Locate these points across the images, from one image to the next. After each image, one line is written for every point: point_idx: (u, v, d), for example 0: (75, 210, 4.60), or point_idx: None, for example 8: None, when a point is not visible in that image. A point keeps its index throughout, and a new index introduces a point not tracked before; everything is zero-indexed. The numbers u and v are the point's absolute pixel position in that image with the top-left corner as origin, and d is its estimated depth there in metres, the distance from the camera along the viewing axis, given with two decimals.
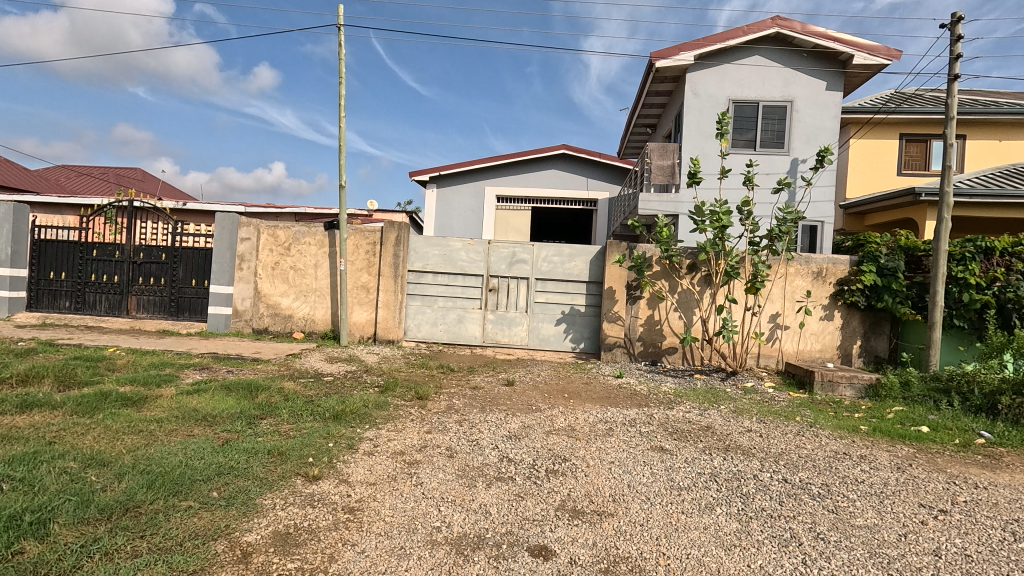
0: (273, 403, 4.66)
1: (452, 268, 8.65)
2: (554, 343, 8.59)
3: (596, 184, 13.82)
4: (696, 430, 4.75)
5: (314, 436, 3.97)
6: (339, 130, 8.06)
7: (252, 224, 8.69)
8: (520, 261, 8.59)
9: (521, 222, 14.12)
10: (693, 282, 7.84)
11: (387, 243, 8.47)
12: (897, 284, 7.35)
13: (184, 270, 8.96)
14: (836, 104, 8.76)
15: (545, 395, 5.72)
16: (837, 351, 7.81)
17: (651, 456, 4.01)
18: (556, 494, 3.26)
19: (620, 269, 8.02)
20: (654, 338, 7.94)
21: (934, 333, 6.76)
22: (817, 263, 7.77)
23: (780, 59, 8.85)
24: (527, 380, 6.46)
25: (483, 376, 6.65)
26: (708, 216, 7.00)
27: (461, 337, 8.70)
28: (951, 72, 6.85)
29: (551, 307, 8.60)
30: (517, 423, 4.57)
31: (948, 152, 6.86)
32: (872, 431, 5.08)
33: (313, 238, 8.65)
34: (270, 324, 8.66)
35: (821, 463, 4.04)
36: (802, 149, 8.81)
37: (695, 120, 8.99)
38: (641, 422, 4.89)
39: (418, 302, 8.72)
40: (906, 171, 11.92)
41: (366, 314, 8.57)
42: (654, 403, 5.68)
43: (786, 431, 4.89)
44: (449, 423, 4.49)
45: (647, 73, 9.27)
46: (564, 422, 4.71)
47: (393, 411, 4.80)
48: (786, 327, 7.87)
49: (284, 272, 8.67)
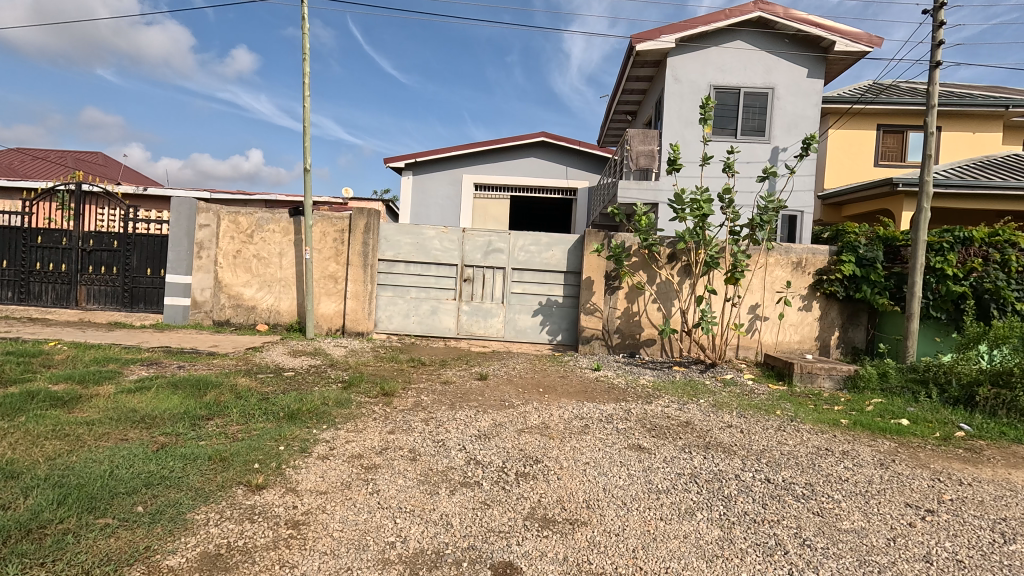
0: (222, 402, 4.28)
1: (425, 257, 8.31)
2: (530, 335, 8.34)
3: (575, 173, 13.56)
4: (675, 426, 4.56)
5: (263, 439, 3.63)
6: (303, 111, 7.60)
7: (212, 209, 8.19)
8: (496, 250, 8.29)
9: (499, 210, 13.80)
10: (672, 272, 7.66)
11: (356, 231, 8.07)
12: (875, 275, 7.28)
13: (138, 259, 8.42)
14: (817, 92, 8.62)
15: (520, 389, 5.47)
16: (816, 342, 7.73)
17: (629, 455, 3.78)
18: (525, 501, 3.00)
19: (599, 259, 7.79)
20: (633, 329, 7.75)
21: (912, 324, 6.72)
22: (797, 253, 7.67)
23: (762, 45, 8.66)
24: (501, 374, 6.19)
25: (455, 369, 6.36)
26: (689, 204, 6.75)
27: (435, 329, 8.39)
28: (933, 59, 6.73)
29: (527, 298, 8.33)
30: (487, 421, 4.30)
31: (929, 140, 6.77)
32: (853, 425, 4.96)
33: (278, 224, 8.20)
34: (232, 315, 8.22)
35: (804, 460, 3.87)
36: (783, 137, 8.68)
37: (676, 106, 8.76)
38: (618, 418, 4.67)
39: (389, 293, 8.37)
40: (884, 162, 11.93)
41: (334, 305, 8.16)
42: (632, 397, 5.47)
43: (767, 426, 4.73)
44: (414, 422, 4.19)
45: (628, 57, 8.99)
46: (537, 419, 4.45)
47: (355, 409, 4.48)
48: (765, 318, 7.76)
49: (246, 261, 8.22)
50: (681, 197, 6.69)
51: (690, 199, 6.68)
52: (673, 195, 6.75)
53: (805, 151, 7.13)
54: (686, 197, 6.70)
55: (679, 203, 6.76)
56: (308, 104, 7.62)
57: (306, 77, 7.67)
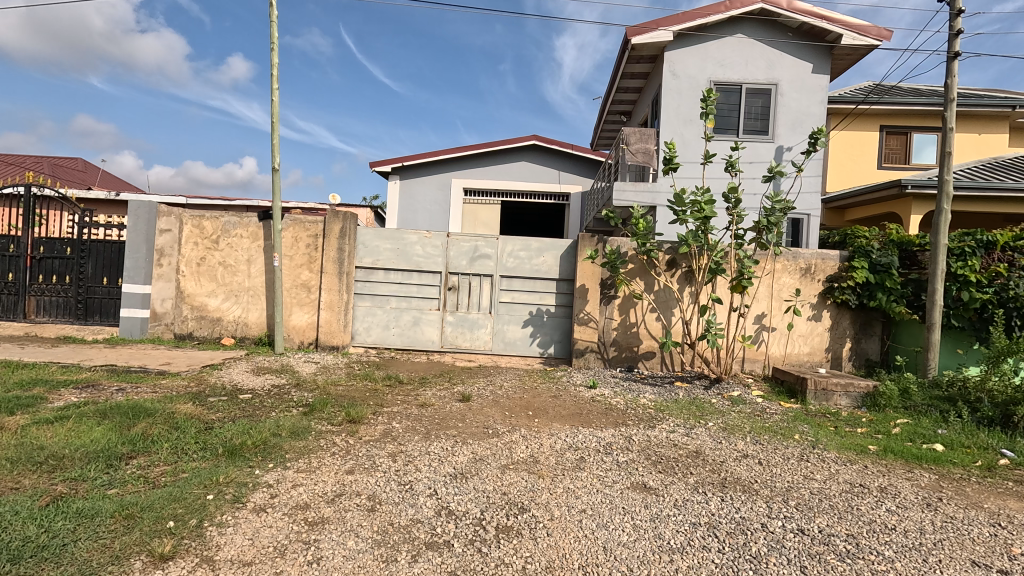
0: (152, 435, 3.62)
1: (406, 264, 7.70)
2: (520, 348, 7.73)
3: (568, 177, 13.03)
4: (684, 457, 3.96)
5: (190, 484, 2.99)
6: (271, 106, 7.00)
7: (174, 213, 7.55)
8: (483, 256, 7.70)
9: (490, 215, 13.23)
10: (672, 279, 7.10)
11: (331, 236, 7.45)
12: (891, 281, 6.75)
13: (93, 267, 7.74)
14: (823, 88, 8.14)
15: (506, 413, 4.84)
16: (826, 354, 7.20)
17: (633, 499, 3.16)
18: (505, 571, 2.37)
19: (594, 266, 7.21)
20: (630, 341, 7.16)
21: (933, 334, 6.24)
22: (805, 259, 7.15)
23: (764, 39, 8.17)
24: (486, 394, 5.54)
25: (435, 389, 5.71)
26: (690, 205, 6.16)
27: (417, 341, 7.76)
28: (951, 49, 6.25)
29: (516, 307, 7.73)
30: (465, 455, 3.68)
31: (947, 137, 6.26)
32: (883, 452, 4.39)
33: (246, 229, 7.56)
34: (195, 328, 7.55)
35: (839, 502, 3.27)
36: (787, 136, 8.19)
37: (674, 103, 8.27)
38: (619, 448, 4.06)
39: (368, 303, 7.74)
40: (887, 165, 11.49)
41: (307, 316, 7.52)
42: (632, 420, 4.86)
43: (788, 455, 4.14)
44: (380, 458, 3.56)
45: (623, 52, 8.49)
46: (525, 452, 3.84)
47: (312, 442, 3.82)
48: (773, 329, 7.21)
49: (211, 268, 7.57)
50: (680, 197, 6.10)
51: (690, 200, 6.09)
52: (673, 195, 6.16)
53: (812, 147, 6.58)
54: (685, 198, 6.11)
55: (678, 204, 6.17)
56: (277, 98, 7.01)
57: (274, 69, 7.04)
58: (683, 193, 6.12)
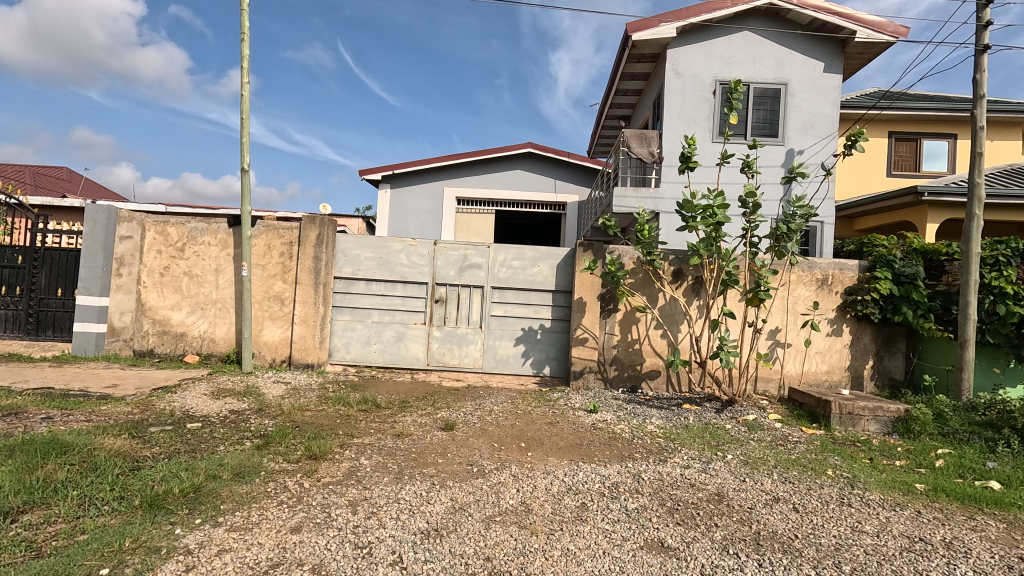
0: (59, 481, 2.95)
1: (389, 274, 7.09)
2: (513, 366, 7.09)
3: (564, 186, 12.51)
4: (705, 502, 3.32)
5: (82, 553, 2.33)
6: (240, 102, 6.42)
7: (136, 218, 6.94)
8: (472, 266, 7.10)
9: (483, 225, 12.67)
10: (679, 291, 6.51)
11: (307, 243, 6.83)
12: (918, 294, 6.18)
13: (47, 277, 7.07)
14: (835, 88, 7.67)
15: (495, 445, 4.19)
16: (846, 373, 6.62)
17: (648, 566, 2.52)
18: None
19: (593, 277, 6.62)
20: (633, 359, 6.55)
21: (966, 351, 5.67)
22: (822, 269, 6.59)
23: (773, 36, 7.69)
24: (473, 420, 4.89)
25: (416, 415, 5.04)
26: (700, 210, 5.55)
27: (401, 359, 7.12)
28: (980, 42, 5.76)
29: (510, 322, 7.11)
30: (442, 504, 3.03)
31: (977, 137, 5.73)
32: (933, 491, 3.77)
33: (214, 236, 6.94)
34: (157, 344, 6.90)
35: (903, 567, 2.64)
36: (797, 138, 7.69)
37: (677, 104, 7.76)
38: (627, 491, 3.42)
39: (347, 317, 7.12)
40: (897, 172, 11.01)
41: (280, 332, 6.87)
42: (640, 453, 4.23)
43: (825, 498, 3.52)
44: (337, 508, 2.91)
45: (622, 49, 7.97)
46: (515, 497, 3.20)
47: (258, 486, 3.16)
48: (788, 345, 6.62)
49: (176, 279, 6.93)
50: (690, 201, 5.49)
51: (701, 204, 5.48)
52: (682, 199, 5.54)
53: (847, 151, 5.97)
54: (696, 202, 5.50)
55: (687, 209, 5.56)
56: (247, 93, 6.43)
57: (243, 61, 6.42)
58: (693, 196, 5.51)
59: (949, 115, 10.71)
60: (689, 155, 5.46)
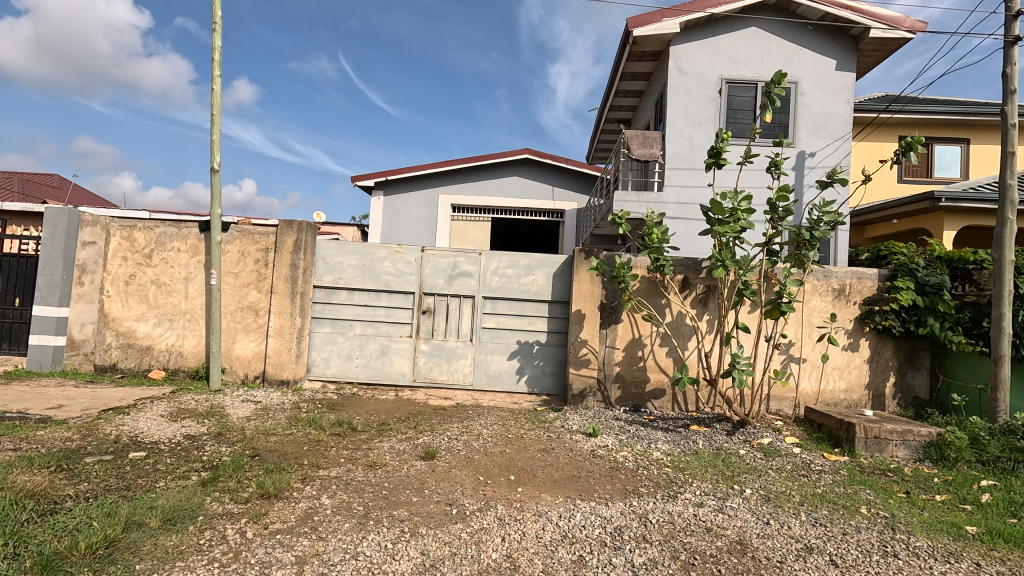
0: None
1: (373, 283, 6.59)
2: (505, 383, 6.58)
3: (562, 193, 12.06)
4: (726, 555, 2.79)
5: None
6: (213, 97, 5.96)
7: (100, 223, 6.45)
8: (463, 274, 6.61)
9: (479, 233, 12.21)
10: (685, 302, 6.03)
11: (283, 249, 6.33)
12: (945, 305, 5.67)
13: (4, 285, 6.55)
14: (848, 87, 7.25)
15: (481, 478, 3.67)
16: (866, 391, 6.12)
17: None
18: None
19: (592, 286, 6.14)
20: (636, 375, 6.04)
21: (1002, 369, 5.16)
22: (839, 278, 6.11)
23: (782, 32, 7.29)
24: (457, 446, 4.37)
25: (395, 440, 4.52)
26: (727, 214, 5.07)
27: (385, 374, 6.60)
28: (1010, 33, 5.32)
29: (502, 335, 6.60)
30: (410, 562, 2.51)
31: (1009, 134, 5.27)
32: (988, 535, 3.25)
33: (184, 242, 6.44)
34: (120, 358, 6.38)
35: None
36: (809, 140, 7.26)
37: (682, 103, 7.33)
38: (633, 540, 2.89)
39: (327, 329, 6.60)
40: (908, 178, 10.58)
41: (253, 345, 6.35)
42: (646, 487, 3.71)
43: (866, 546, 2.99)
44: (280, 570, 2.38)
45: (623, 45, 7.53)
46: (498, 550, 2.67)
47: (191, 537, 2.63)
48: (803, 361, 6.12)
49: (142, 288, 6.43)
50: (719, 203, 5.00)
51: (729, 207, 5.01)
52: (710, 199, 5.04)
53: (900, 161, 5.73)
54: (725, 204, 5.02)
55: (714, 211, 5.07)
56: (219, 88, 5.95)
57: (215, 53, 5.97)
58: (723, 198, 5.03)
59: (962, 119, 10.34)
60: (719, 151, 4.93)
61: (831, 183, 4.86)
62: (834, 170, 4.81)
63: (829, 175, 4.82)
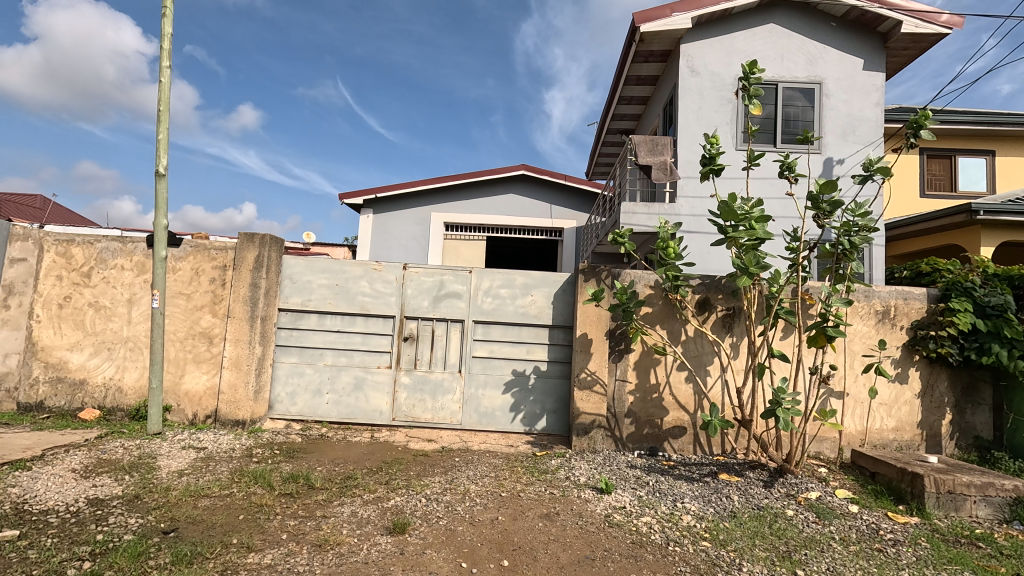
0: None
1: (347, 306, 5.73)
2: (499, 421, 5.67)
3: (561, 211, 11.30)
4: None
5: None
6: (160, 91, 5.20)
7: (32, 237, 5.59)
8: (450, 295, 5.76)
9: (473, 253, 11.41)
10: (707, 327, 5.19)
11: (242, 268, 5.47)
12: (1011, 329, 4.78)
13: None
14: (877, 88, 6.57)
15: (461, 566, 2.75)
16: (919, 431, 5.25)
17: None
18: None
19: (599, 308, 5.29)
20: (651, 413, 5.16)
21: None
22: (882, 299, 5.29)
23: (802, 29, 6.65)
24: (435, 511, 3.46)
25: (360, 502, 3.61)
26: (740, 218, 4.20)
27: (360, 412, 5.69)
28: None
29: (496, 365, 5.72)
30: None
31: None
32: None
33: (129, 259, 5.58)
34: (48, 394, 5.46)
35: None
36: (836, 145, 6.56)
37: (694, 105, 6.63)
38: None
39: (293, 359, 5.72)
40: (931, 191, 9.91)
41: (205, 379, 5.45)
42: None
43: None
44: None
45: (628, 45, 6.84)
46: None
47: None
48: (846, 396, 5.26)
49: (78, 312, 5.55)
50: (729, 206, 4.10)
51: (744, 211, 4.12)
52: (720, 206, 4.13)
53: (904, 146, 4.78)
54: (738, 208, 4.15)
55: (725, 217, 4.18)
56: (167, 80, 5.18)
57: (165, 41, 5.20)
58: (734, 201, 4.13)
59: (987, 129, 9.75)
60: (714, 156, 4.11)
61: (869, 175, 4.05)
62: (870, 159, 4.04)
63: (866, 166, 4.02)
